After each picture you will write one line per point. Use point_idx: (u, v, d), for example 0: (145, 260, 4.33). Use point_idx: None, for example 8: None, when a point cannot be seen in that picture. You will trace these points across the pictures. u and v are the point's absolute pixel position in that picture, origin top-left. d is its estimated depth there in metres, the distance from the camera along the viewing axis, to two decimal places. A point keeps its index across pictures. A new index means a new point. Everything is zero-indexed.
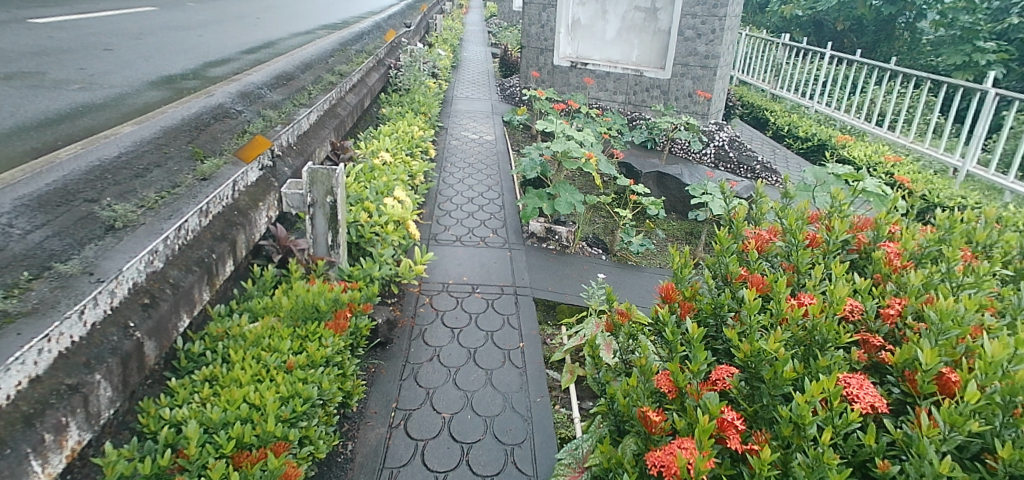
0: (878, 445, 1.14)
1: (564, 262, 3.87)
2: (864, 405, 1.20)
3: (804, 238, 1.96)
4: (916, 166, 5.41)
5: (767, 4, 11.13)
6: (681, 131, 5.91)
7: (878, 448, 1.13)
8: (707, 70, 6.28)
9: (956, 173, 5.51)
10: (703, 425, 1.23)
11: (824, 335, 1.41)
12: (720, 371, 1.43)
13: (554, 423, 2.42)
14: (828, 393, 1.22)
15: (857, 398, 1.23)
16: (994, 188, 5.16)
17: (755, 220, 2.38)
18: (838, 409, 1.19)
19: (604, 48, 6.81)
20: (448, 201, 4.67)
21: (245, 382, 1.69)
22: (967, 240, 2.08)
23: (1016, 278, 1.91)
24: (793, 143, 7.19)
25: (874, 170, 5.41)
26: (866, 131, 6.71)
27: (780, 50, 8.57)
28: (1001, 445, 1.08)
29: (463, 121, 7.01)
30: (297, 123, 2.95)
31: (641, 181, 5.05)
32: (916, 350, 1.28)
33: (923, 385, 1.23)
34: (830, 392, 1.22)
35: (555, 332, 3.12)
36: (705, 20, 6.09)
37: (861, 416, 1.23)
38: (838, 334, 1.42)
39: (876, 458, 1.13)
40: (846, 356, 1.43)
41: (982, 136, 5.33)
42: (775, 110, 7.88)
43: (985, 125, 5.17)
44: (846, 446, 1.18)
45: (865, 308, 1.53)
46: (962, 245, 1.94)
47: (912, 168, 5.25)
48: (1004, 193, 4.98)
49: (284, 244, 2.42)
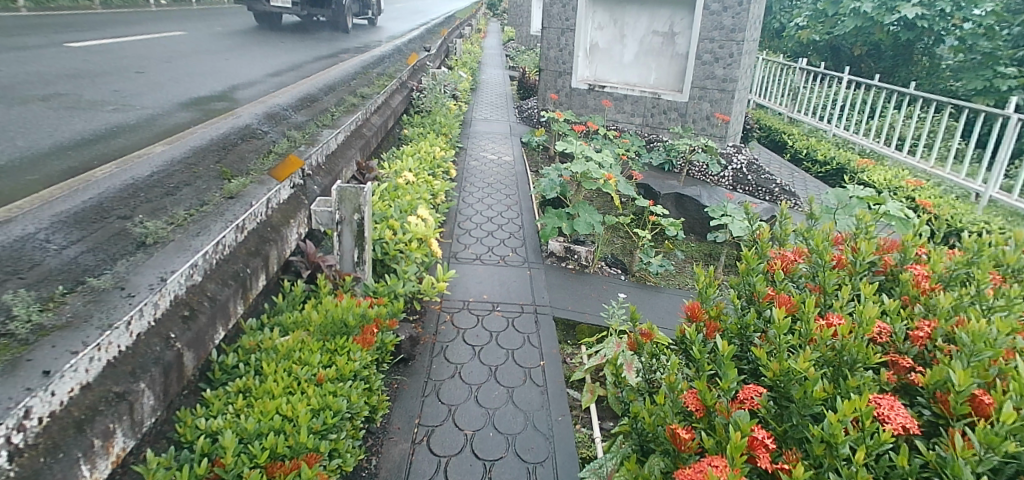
0: (912, 467, 1.13)
1: (583, 281, 3.89)
2: (897, 426, 1.20)
3: (830, 260, 1.96)
4: (938, 191, 5.38)
5: (783, 30, 11.21)
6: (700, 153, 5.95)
7: (911, 468, 1.12)
8: (724, 93, 6.34)
9: (979, 198, 5.47)
10: (734, 442, 1.24)
11: (854, 356, 1.42)
12: (748, 391, 1.44)
13: (575, 442, 2.42)
14: (860, 412, 1.22)
15: (889, 419, 1.23)
16: (1017, 213, 5.10)
17: (778, 240, 2.38)
18: (870, 430, 1.19)
19: (622, 72, 6.88)
20: (468, 220, 4.72)
21: (277, 394, 1.72)
22: (996, 263, 2.06)
23: None
24: (811, 167, 7.17)
25: (896, 193, 5.38)
26: (886, 155, 6.68)
27: (798, 74, 8.63)
28: None
29: (482, 142, 7.10)
30: (324, 143, 3.01)
31: (659, 202, 5.10)
32: (948, 371, 1.28)
33: (956, 406, 1.22)
34: (861, 411, 1.23)
35: (574, 351, 3.14)
36: (723, 44, 6.16)
37: (893, 437, 1.23)
38: (867, 354, 1.43)
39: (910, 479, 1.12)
40: (876, 377, 1.43)
41: (1006, 161, 5.26)
42: (792, 133, 7.90)
43: (1007, 150, 5.12)
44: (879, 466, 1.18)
45: (894, 330, 1.53)
46: (990, 268, 1.93)
47: (935, 192, 5.22)
48: None
49: (312, 260, 2.46)
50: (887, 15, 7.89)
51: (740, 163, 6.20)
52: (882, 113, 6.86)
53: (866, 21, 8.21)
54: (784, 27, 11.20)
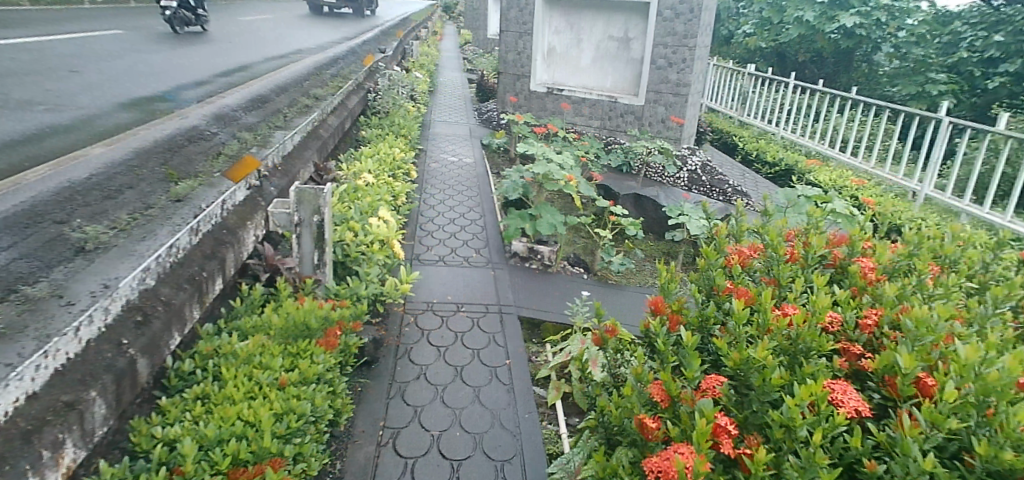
0: (864, 447, 1.19)
1: (547, 280, 3.94)
2: (849, 409, 1.26)
3: (784, 254, 2.04)
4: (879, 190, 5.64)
5: (731, 37, 11.56)
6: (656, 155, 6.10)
7: (864, 449, 1.18)
8: (678, 97, 6.49)
9: (916, 196, 5.74)
10: (700, 429, 1.28)
11: (809, 344, 1.49)
12: (710, 380, 1.47)
13: (543, 439, 2.44)
14: (815, 397, 1.28)
15: (842, 403, 1.28)
16: (951, 210, 5.36)
17: (735, 237, 2.46)
18: (825, 413, 1.24)
19: (579, 75, 6.96)
20: (429, 222, 4.69)
21: (237, 399, 1.67)
22: (934, 255, 2.19)
23: (980, 290, 2.00)
24: (761, 168, 7.42)
25: (840, 192, 5.62)
26: (830, 156, 6.97)
27: (747, 79, 8.93)
28: (977, 442, 1.14)
29: (441, 144, 7.07)
30: (279, 144, 2.94)
31: (619, 202, 5.22)
32: (894, 355, 1.35)
33: (903, 388, 1.29)
34: (818, 396, 1.28)
35: (540, 349, 3.17)
36: (676, 49, 6.32)
37: (847, 420, 1.28)
38: (821, 342, 1.50)
39: (863, 458, 1.18)
40: (828, 363, 1.49)
41: (939, 162, 5.50)
42: (742, 136, 8.16)
43: (940, 151, 5.39)
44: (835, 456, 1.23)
45: (844, 319, 1.60)
46: (929, 260, 2.04)
47: (876, 191, 5.48)
48: (962, 214, 5.18)
49: (271, 263, 2.41)
50: (827, 23, 8.46)
51: (695, 165, 6.40)
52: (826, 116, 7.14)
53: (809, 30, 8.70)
54: (731, 34, 11.61)
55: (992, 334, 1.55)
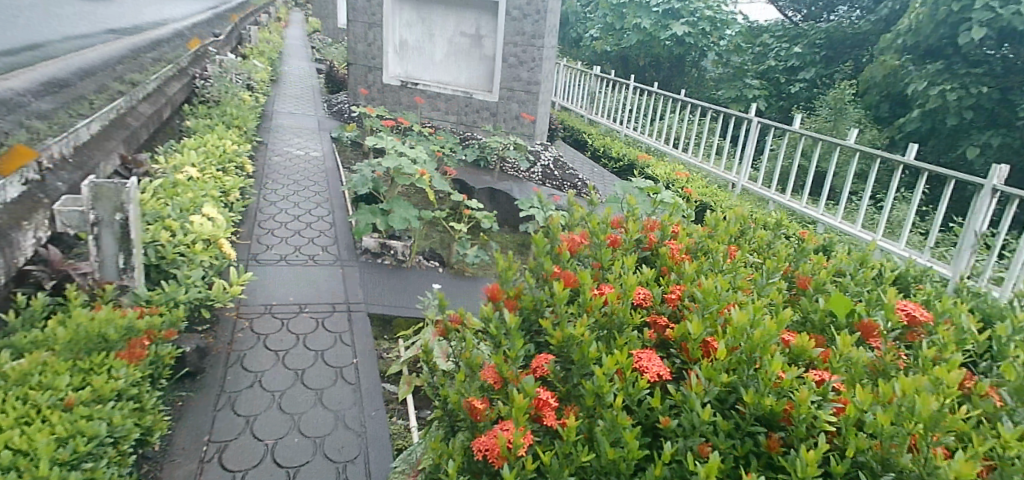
0: (663, 406, 1.38)
1: (401, 276, 3.89)
2: (652, 374, 1.41)
3: (606, 239, 2.22)
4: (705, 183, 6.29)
5: (580, 39, 12.72)
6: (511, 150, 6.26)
7: (663, 407, 1.37)
8: (530, 95, 6.71)
9: (734, 187, 6.47)
10: (518, 403, 1.39)
11: (621, 319, 1.65)
12: (538, 359, 1.58)
13: (390, 435, 2.41)
14: (623, 365, 1.45)
15: (646, 370, 1.43)
16: (761, 199, 6.10)
17: (569, 226, 2.63)
18: (631, 380, 1.40)
19: (434, 70, 6.89)
20: (270, 219, 4.40)
21: (5, 426, 1.45)
22: (730, 235, 2.51)
23: (762, 261, 2.33)
24: (609, 163, 7.90)
25: (672, 185, 6.17)
26: (666, 153, 7.63)
27: (594, 81, 9.55)
28: (746, 392, 1.33)
29: (285, 137, 6.66)
30: (74, 132, 2.59)
31: (475, 196, 5.30)
32: (687, 323, 1.52)
33: (693, 351, 1.46)
34: (624, 364, 1.45)
35: (391, 346, 3.12)
36: (526, 49, 6.52)
37: (650, 385, 1.43)
38: (631, 318, 1.66)
39: (664, 415, 1.37)
40: (639, 335, 1.65)
41: (752, 157, 6.20)
42: (591, 133, 8.66)
43: (753, 147, 6.09)
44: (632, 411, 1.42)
45: (653, 295, 1.77)
46: (724, 241, 2.29)
47: (702, 183, 6.10)
48: (769, 202, 5.90)
49: (57, 268, 2.13)
50: (662, 30, 10.36)
51: (548, 160, 6.64)
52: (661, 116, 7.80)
53: (645, 36, 10.49)
54: (580, 36, 12.64)
55: (768, 299, 1.82)
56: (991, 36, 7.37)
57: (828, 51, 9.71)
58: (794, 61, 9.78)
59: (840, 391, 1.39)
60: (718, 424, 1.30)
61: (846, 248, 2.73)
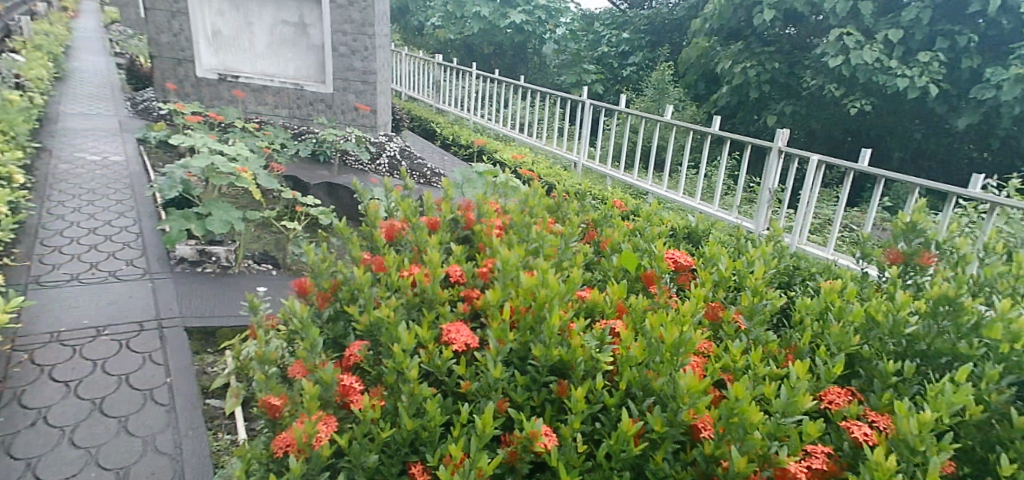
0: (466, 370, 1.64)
1: (226, 283, 3.61)
2: (459, 345, 1.67)
3: (425, 225, 2.48)
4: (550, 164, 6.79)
5: (422, 28, 12.89)
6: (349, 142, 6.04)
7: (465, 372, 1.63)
8: (366, 85, 6.49)
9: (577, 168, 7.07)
10: (311, 395, 1.42)
11: (433, 296, 1.91)
12: (350, 348, 1.68)
13: (212, 451, 2.26)
14: (428, 341, 1.67)
15: (455, 341, 1.68)
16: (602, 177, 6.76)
17: (387, 210, 2.83)
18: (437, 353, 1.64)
19: (255, 62, 6.43)
20: (58, 235, 3.85)
21: None
22: (531, 212, 2.93)
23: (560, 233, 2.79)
24: (459, 151, 7.92)
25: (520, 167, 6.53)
26: (514, 138, 8.08)
27: (438, 69, 9.63)
28: (536, 349, 1.66)
29: (78, 142, 5.84)
30: None
31: (311, 192, 5.07)
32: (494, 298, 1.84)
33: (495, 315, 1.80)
34: (428, 341, 1.67)
35: (215, 358, 2.89)
36: (356, 37, 6.28)
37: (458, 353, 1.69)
38: (441, 295, 1.92)
39: (467, 378, 1.62)
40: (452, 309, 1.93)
41: (590, 138, 6.91)
42: (439, 122, 8.65)
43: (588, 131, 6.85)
44: (424, 371, 1.69)
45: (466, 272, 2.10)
46: (543, 223, 2.79)
47: (545, 165, 6.56)
48: (609, 179, 6.60)
49: None
50: (501, 19, 11.23)
51: (393, 150, 6.46)
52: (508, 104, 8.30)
53: (487, 25, 11.31)
54: (422, 25, 12.80)
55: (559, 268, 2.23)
56: (778, 17, 8.60)
57: (653, 36, 11.15)
58: (625, 47, 11.16)
59: (615, 337, 1.83)
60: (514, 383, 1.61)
61: (656, 210, 3.32)
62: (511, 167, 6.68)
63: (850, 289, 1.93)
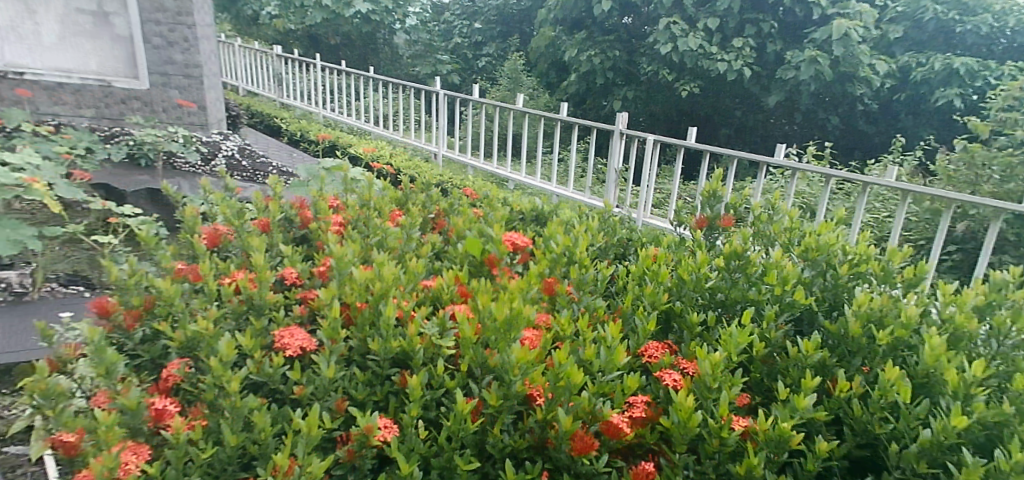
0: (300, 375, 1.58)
1: (20, 314, 3.24)
2: (293, 350, 1.61)
3: (253, 227, 2.36)
4: (409, 156, 6.79)
5: (257, 18, 11.95)
6: (176, 143, 5.48)
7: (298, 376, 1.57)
8: (190, 79, 5.92)
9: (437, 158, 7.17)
10: (110, 426, 1.28)
11: (261, 301, 1.80)
12: (166, 368, 1.53)
13: None
14: (256, 352, 1.59)
15: (288, 346, 1.62)
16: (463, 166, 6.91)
17: (210, 215, 2.63)
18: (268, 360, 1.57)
19: (45, 56, 5.51)
20: None
21: None
22: (371, 205, 2.89)
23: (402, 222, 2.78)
24: (309, 147, 7.49)
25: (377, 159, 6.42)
26: (369, 131, 7.96)
27: (280, 62, 9.12)
28: (373, 344, 1.65)
29: None
30: None
31: (129, 201, 4.53)
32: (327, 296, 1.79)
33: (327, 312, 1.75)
34: (254, 350, 1.58)
35: (15, 400, 2.55)
36: (172, 27, 5.69)
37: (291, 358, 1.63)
38: (271, 299, 1.83)
39: (301, 382, 1.56)
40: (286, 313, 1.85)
41: (446, 128, 7.05)
42: (285, 117, 8.15)
43: (444, 119, 6.96)
44: (251, 383, 1.60)
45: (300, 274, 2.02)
46: (386, 215, 2.75)
47: (404, 156, 6.56)
48: (469, 168, 6.78)
49: None
50: (345, 8, 10.71)
51: (231, 149, 5.94)
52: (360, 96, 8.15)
53: (331, 14, 10.78)
54: (257, 14, 11.89)
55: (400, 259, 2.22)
56: (614, 7, 9.17)
57: (502, 26, 11.63)
58: (477, 37, 11.61)
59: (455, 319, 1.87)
60: (353, 377, 1.60)
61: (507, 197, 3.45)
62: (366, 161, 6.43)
63: (664, 253, 2.15)
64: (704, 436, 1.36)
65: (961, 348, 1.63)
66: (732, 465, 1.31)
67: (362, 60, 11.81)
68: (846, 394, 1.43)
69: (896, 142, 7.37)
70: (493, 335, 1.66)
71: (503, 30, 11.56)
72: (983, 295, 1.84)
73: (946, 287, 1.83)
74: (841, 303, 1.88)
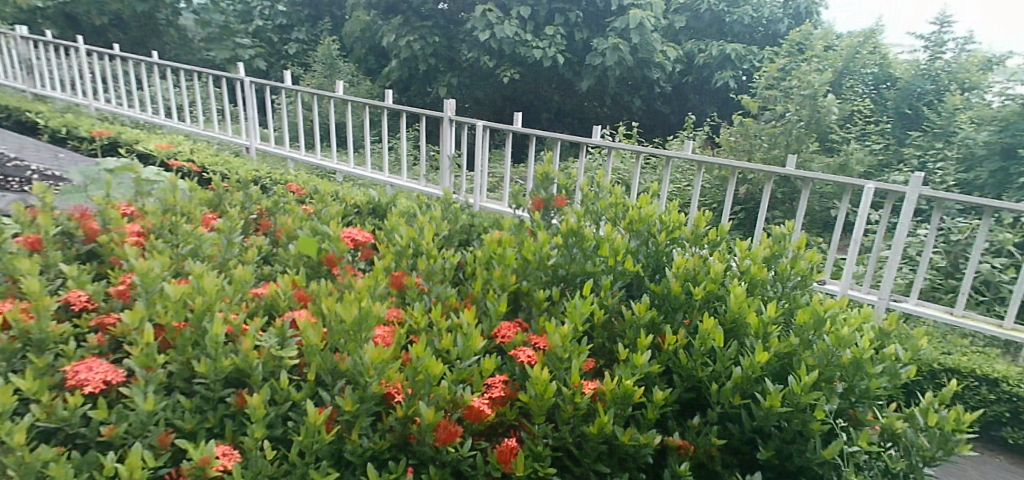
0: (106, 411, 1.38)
1: None
2: (94, 384, 1.40)
3: (20, 246, 2.01)
4: (214, 150, 6.21)
5: None
6: None
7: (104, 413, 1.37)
8: None
9: (247, 152, 6.66)
10: None
11: (43, 334, 1.55)
12: None
13: None
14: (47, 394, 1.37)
15: (87, 382, 1.41)
16: (280, 160, 6.50)
17: None
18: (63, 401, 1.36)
19: None
20: None
21: None
22: (172, 208, 2.59)
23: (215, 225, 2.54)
24: (81, 145, 6.38)
25: (175, 156, 5.73)
26: (159, 125, 7.11)
27: (27, 46, 7.80)
28: (199, 365, 1.49)
29: None
30: None
31: None
32: (133, 319, 1.59)
33: (133, 335, 1.56)
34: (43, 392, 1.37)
35: None
36: None
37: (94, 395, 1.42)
38: (57, 331, 1.58)
39: (108, 419, 1.36)
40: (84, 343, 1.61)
41: (254, 119, 6.52)
42: (43, 111, 6.91)
43: (253, 111, 6.42)
44: (41, 432, 1.37)
45: (92, 296, 1.77)
46: (199, 222, 2.50)
47: (209, 151, 5.98)
48: (288, 161, 6.42)
49: None
50: None
51: None
52: (143, 84, 7.19)
53: None
54: None
55: (219, 268, 2.03)
56: None
57: (310, 9, 10.98)
58: (281, 19, 10.79)
59: (296, 327, 1.76)
60: (176, 405, 1.44)
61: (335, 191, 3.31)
62: (157, 158, 5.70)
63: (506, 236, 2.21)
64: (559, 404, 1.43)
65: (757, 292, 1.90)
66: (586, 427, 1.40)
67: (140, 42, 10.46)
68: (675, 346, 1.61)
69: (688, 120, 8.34)
70: (340, 338, 1.59)
71: (312, 12, 10.98)
72: (769, 245, 2.15)
73: (743, 243, 2.12)
74: (662, 267, 2.10)
